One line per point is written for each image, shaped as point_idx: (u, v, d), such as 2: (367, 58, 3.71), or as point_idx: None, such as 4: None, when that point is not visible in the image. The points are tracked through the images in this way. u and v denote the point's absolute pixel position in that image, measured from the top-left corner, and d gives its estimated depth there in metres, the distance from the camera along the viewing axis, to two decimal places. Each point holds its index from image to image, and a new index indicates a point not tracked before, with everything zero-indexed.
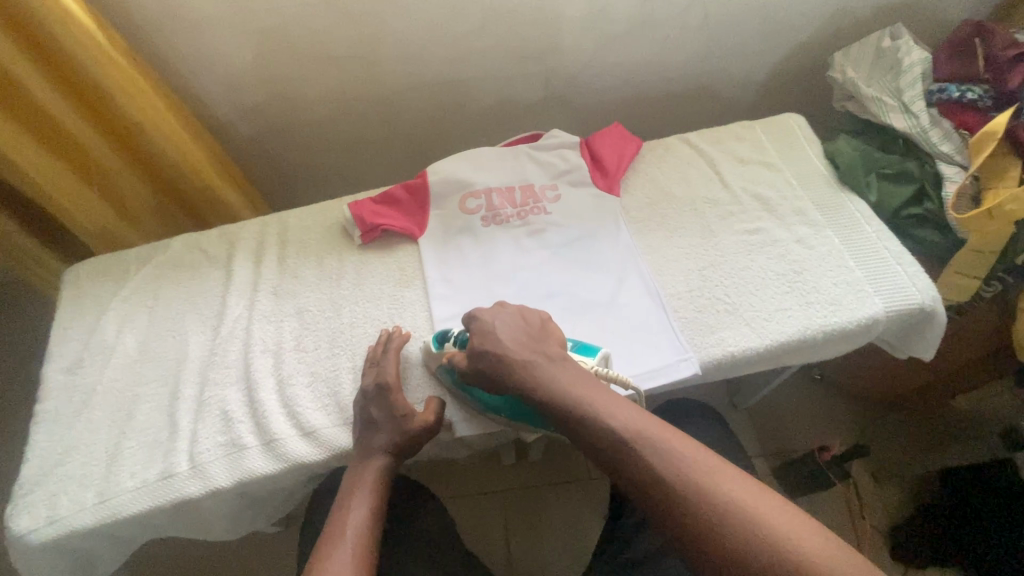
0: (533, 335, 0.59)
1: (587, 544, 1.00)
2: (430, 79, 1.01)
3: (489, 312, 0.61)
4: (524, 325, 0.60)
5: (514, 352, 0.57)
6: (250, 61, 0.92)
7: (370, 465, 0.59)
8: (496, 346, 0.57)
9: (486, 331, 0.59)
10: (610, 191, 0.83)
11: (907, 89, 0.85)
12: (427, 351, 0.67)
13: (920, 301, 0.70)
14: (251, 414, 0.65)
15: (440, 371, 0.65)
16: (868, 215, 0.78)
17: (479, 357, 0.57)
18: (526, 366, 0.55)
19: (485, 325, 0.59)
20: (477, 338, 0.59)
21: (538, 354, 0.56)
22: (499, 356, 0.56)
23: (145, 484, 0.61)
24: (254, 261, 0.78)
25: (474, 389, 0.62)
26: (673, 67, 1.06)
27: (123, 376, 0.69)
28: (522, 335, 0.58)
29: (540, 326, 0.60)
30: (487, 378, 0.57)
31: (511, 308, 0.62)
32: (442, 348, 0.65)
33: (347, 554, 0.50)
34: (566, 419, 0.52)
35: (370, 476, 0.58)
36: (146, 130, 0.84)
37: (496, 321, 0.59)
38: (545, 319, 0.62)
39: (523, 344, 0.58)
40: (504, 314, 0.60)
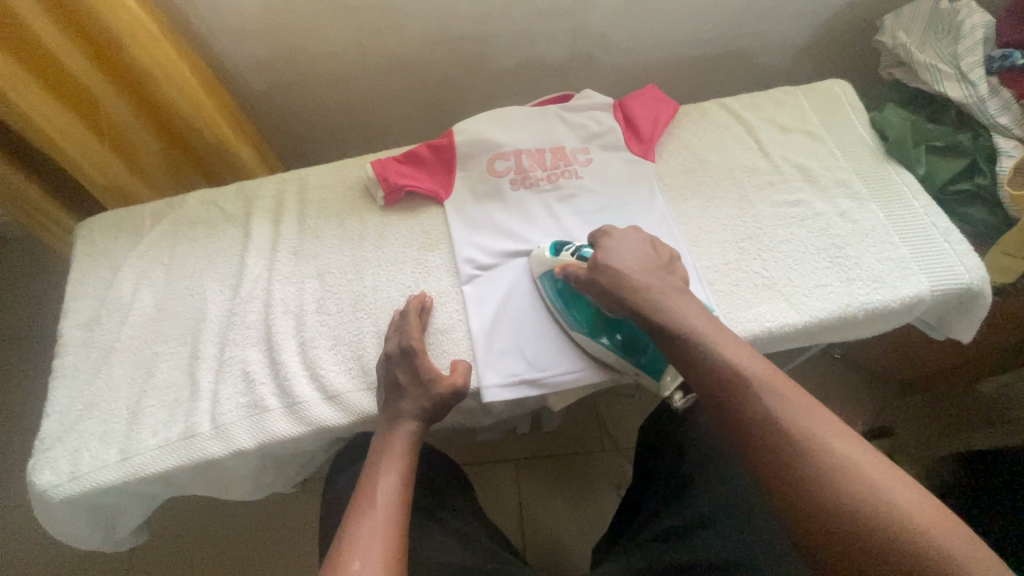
0: (657, 262, 0.59)
1: (601, 514, 1.00)
2: (453, 34, 0.95)
3: (623, 234, 0.61)
4: (653, 254, 0.60)
5: (640, 273, 0.57)
6: (266, 10, 0.87)
7: (399, 430, 0.57)
8: (624, 262, 0.57)
9: (614, 250, 0.59)
10: (645, 156, 0.79)
11: (965, 55, 0.80)
12: (537, 257, 0.67)
13: (968, 281, 0.67)
14: (273, 376, 0.64)
15: (547, 279, 0.65)
16: (915, 190, 0.74)
17: (604, 268, 0.57)
18: (649, 287, 0.55)
19: (613, 244, 0.60)
20: (603, 253, 0.59)
21: (662, 282, 0.56)
22: (623, 272, 0.56)
23: (167, 443, 0.60)
24: (273, 220, 0.76)
25: (573, 303, 0.63)
26: (710, 28, 1.00)
27: (141, 334, 0.67)
28: (651, 260, 0.59)
29: (666, 260, 0.61)
30: (603, 292, 0.57)
31: (643, 236, 0.62)
32: (558, 256, 0.65)
33: (377, 521, 0.49)
34: (679, 342, 0.51)
35: (399, 442, 0.57)
36: (158, 80, 0.80)
37: (625, 244, 0.60)
38: (673, 257, 0.62)
39: (650, 270, 0.57)
40: (636, 239, 0.61)
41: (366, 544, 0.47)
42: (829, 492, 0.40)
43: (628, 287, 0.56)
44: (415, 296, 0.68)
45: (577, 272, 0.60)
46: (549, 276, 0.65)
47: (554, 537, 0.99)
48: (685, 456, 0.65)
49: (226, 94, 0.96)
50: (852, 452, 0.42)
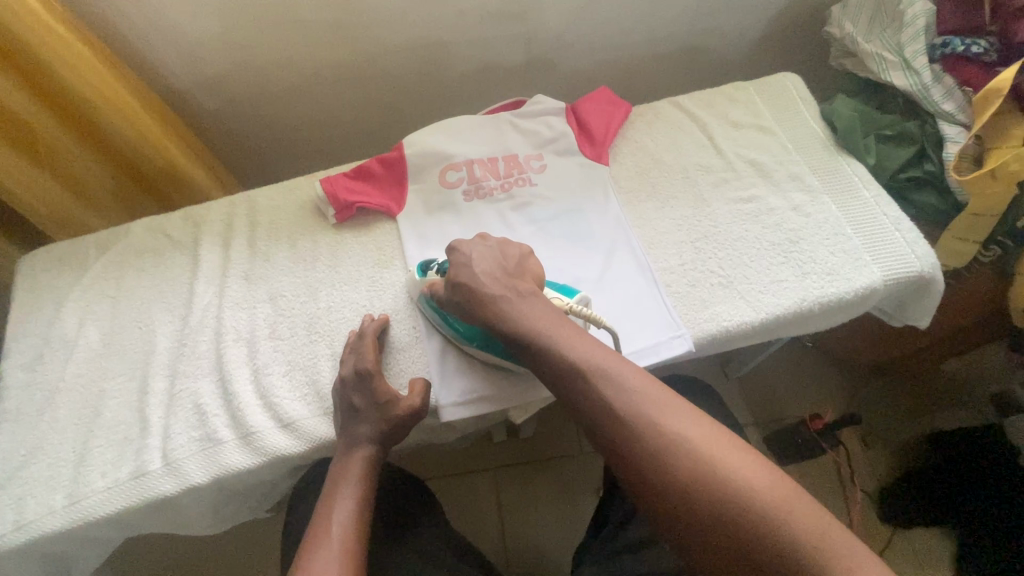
0: (507, 268, 0.58)
1: (580, 517, 1.00)
2: (404, 43, 0.94)
3: (467, 244, 0.59)
4: (501, 260, 0.58)
5: (488, 283, 0.55)
6: (209, 28, 0.85)
7: (354, 457, 0.56)
8: (472, 275, 0.56)
9: (462, 264, 0.57)
10: (599, 160, 0.79)
11: (908, 43, 0.80)
12: (411, 283, 0.67)
13: (919, 268, 0.67)
14: (226, 407, 0.62)
15: (422, 300, 0.65)
16: (866, 179, 0.75)
17: (455, 285, 0.57)
18: (498, 299, 0.54)
19: (461, 258, 0.58)
20: (453, 270, 0.58)
21: (508, 288, 0.55)
22: (473, 287, 0.55)
23: (116, 484, 0.58)
24: (223, 245, 0.74)
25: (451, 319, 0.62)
26: (663, 26, 1.00)
27: (87, 372, 0.65)
28: (499, 267, 0.57)
29: (518, 261, 0.59)
30: (461, 309, 0.56)
31: (490, 243, 0.60)
32: (425, 276, 0.65)
33: (331, 552, 0.48)
34: (533, 355, 0.51)
35: (353, 467, 0.56)
36: (96, 106, 0.77)
37: (472, 253, 0.58)
38: (524, 255, 0.60)
39: (497, 278, 0.56)
40: (482, 245, 0.59)
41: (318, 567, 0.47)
42: (656, 460, 0.42)
43: (480, 301, 0.54)
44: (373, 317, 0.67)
45: (439, 289, 0.60)
46: (423, 299, 0.65)
47: (535, 543, 0.98)
48: None
49: (173, 116, 0.93)
50: (676, 421, 0.43)
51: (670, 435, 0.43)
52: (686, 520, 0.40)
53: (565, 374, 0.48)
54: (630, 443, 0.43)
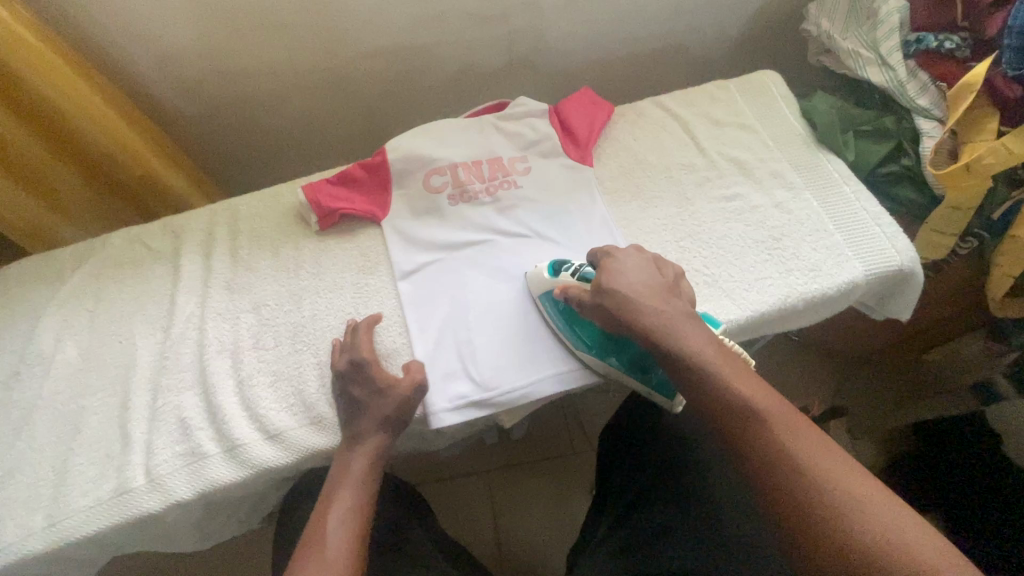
0: (663, 284, 0.57)
1: (573, 518, 1.00)
2: (386, 46, 0.93)
3: (626, 253, 0.60)
4: (657, 275, 0.58)
5: (646, 295, 0.55)
6: (187, 33, 0.84)
7: (360, 452, 0.55)
8: (635, 287, 0.56)
9: (616, 272, 0.58)
10: (583, 161, 0.79)
11: (884, 40, 0.80)
12: (536, 275, 0.66)
13: (900, 262, 0.68)
14: (211, 420, 0.61)
15: (545, 298, 0.65)
16: (846, 175, 0.76)
17: (608, 293, 0.57)
18: (653, 314, 0.54)
19: (616, 266, 0.59)
20: (606, 275, 0.58)
21: (666, 304, 0.55)
22: (626, 296, 0.55)
23: (98, 502, 0.56)
24: (204, 255, 0.73)
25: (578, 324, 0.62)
26: (644, 26, 1.01)
27: (66, 388, 0.63)
28: (657, 282, 0.57)
29: (671, 279, 0.59)
30: (609, 316, 0.56)
31: (647, 256, 0.61)
32: (558, 276, 0.64)
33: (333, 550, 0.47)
34: (697, 386, 0.50)
35: (361, 462, 0.55)
36: (68, 114, 0.75)
37: (628, 265, 0.59)
38: (677, 275, 0.60)
39: (655, 292, 0.56)
40: (639, 259, 0.60)
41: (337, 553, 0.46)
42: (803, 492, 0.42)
43: (633, 310, 0.55)
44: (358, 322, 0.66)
45: (579, 294, 0.60)
46: (548, 298, 0.65)
47: (528, 545, 0.98)
48: (646, 458, 0.65)
49: (150, 123, 0.92)
50: (827, 460, 0.43)
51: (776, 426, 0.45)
52: (784, 513, 0.42)
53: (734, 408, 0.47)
54: (788, 480, 0.43)
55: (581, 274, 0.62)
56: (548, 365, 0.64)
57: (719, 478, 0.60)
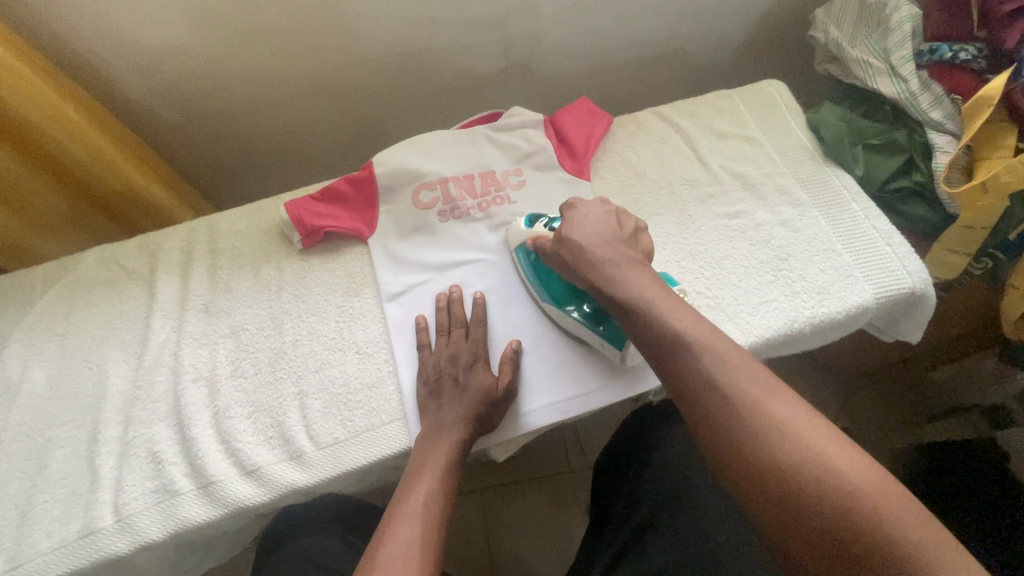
0: (621, 234, 0.56)
1: (570, 539, 0.97)
2: (376, 53, 0.90)
3: (585, 205, 0.59)
4: (617, 226, 0.57)
5: (598, 243, 0.54)
6: (168, 42, 0.80)
7: (443, 442, 0.53)
8: (584, 235, 0.55)
9: (575, 222, 0.57)
10: (580, 175, 0.75)
11: (895, 48, 0.77)
12: (513, 229, 0.68)
13: (912, 285, 0.65)
14: (184, 454, 0.58)
15: (519, 251, 0.66)
16: (855, 192, 0.73)
17: (559, 239, 0.57)
18: (604, 263, 0.53)
19: (574, 217, 0.58)
20: (564, 225, 0.57)
21: (619, 252, 0.53)
22: (580, 245, 0.55)
23: (63, 544, 0.53)
24: (182, 276, 0.69)
25: (546, 275, 0.63)
26: (644, 32, 0.97)
27: (33, 419, 0.60)
28: (614, 232, 0.56)
29: (631, 230, 0.57)
30: (565, 266, 0.56)
31: (610, 208, 0.59)
32: (533, 226, 0.65)
33: (411, 534, 0.46)
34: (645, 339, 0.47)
35: (443, 452, 0.53)
36: (44, 129, 0.72)
37: (587, 216, 0.57)
38: (640, 228, 0.58)
39: (609, 240, 0.55)
40: (600, 210, 0.58)
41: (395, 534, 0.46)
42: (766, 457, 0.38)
43: (581, 256, 0.54)
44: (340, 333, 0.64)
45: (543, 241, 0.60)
46: (523, 249, 0.66)
47: (523, 568, 0.95)
48: (643, 487, 0.59)
49: (128, 132, 0.88)
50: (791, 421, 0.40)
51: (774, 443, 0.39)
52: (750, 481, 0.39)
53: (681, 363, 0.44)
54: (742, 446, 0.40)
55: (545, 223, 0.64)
56: (542, 395, 0.60)
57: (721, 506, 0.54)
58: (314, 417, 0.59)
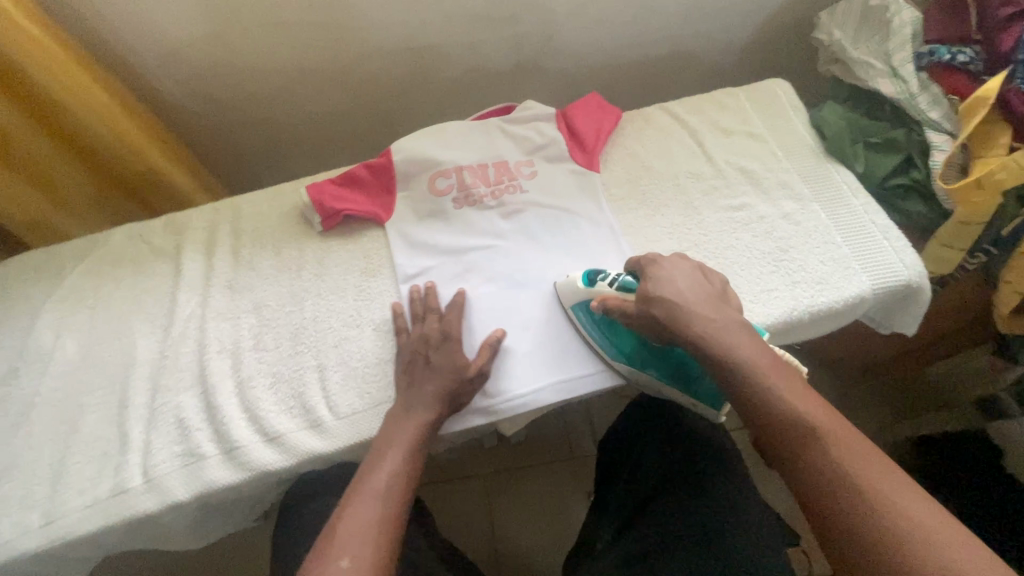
0: (710, 288, 0.56)
1: (572, 523, 0.99)
2: (393, 46, 0.93)
3: (669, 261, 0.58)
4: (704, 282, 0.57)
5: (695, 301, 0.53)
6: (194, 31, 0.84)
7: (406, 425, 0.56)
8: (686, 298, 0.54)
9: (663, 279, 0.56)
10: (590, 167, 0.78)
11: (895, 51, 0.80)
12: (569, 284, 0.65)
13: (907, 276, 0.68)
14: (209, 421, 0.60)
15: (579, 308, 0.64)
16: (855, 188, 0.75)
17: (657, 306, 0.54)
18: (707, 322, 0.52)
19: (663, 273, 0.57)
20: (653, 283, 0.56)
21: (718, 311, 0.53)
22: (677, 304, 0.53)
23: (95, 502, 0.56)
24: (206, 254, 0.72)
25: (615, 338, 0.62)
26: (652, 32, 1.00)
27: (64, 386, 0.63)
28: (704, 289, 0.55)
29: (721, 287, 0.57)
30: (658, 325, 0.55)
31: (692, 264, 0.59)
32: (594, 285, 0.63)
33: (370, 512, 0.48)
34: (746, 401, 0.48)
35: (404, 435, 0.55)
36: (76, 111, 0.75)
37: (672, 271, 0.57)
38: (726, 283, 0.58)
39: (705, 299, 0.54)
40: (684, 266, 0.58)
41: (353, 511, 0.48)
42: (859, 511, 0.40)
43: (681, 318, 0.53)
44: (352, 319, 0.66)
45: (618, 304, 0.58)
46: (582, 308, 0.64)
47: (525, 550, 0.97)
48: (648, 464, 0.67)
49: (153, 118, 0.91)
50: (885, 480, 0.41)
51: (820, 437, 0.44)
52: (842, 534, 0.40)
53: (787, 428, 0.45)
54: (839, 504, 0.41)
55: (621, 287, 0.60)
56: (549, 374, 0.63)
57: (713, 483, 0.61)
58: (333, 389, 0.62)
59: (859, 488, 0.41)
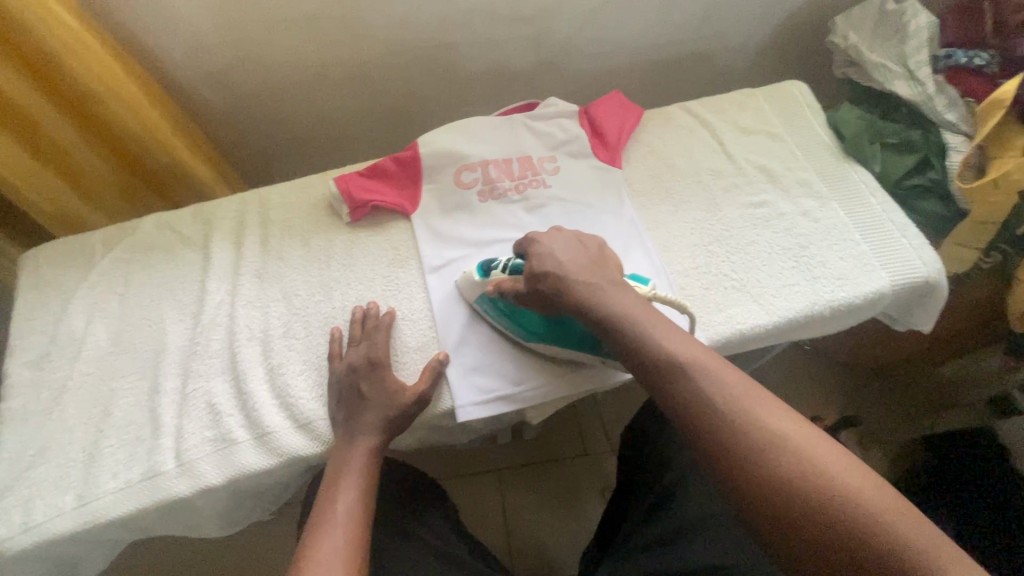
0: (590, 255, 0.59)
1: (587, 518, 1.00)
2: (417, 43, 0.94)
3: (546, 236, 0.61)
4: (583, 250, 0.60)
5: (576, 271, 0.57)
6: (221, 25, 0.85)
7: (359, 446, 0.56)
8: (567, 265, 0.57)
9: (545, 254, 0.59)
10: (613, 163, 0.80)
11: (912, 55, 0.82)
12: (466, 278, 0.66)
13: (926, 273, 0.69)
14: (241, 407, 0.61)
15: (482, 299, 0.65)
16: (873, 187, 0.77)
17: (545, 280, 0.57)
18: (586, 290, 0.55)
19: (543, 249, 0.59)
20: (537, 260, 0.59)
21: (600, 278, 0.56)
22: (561, 276, 0.57)
23: (128, 485, 0.56)
24: (234, 243, 0.73)
25: (522, 322, 0.63)
26: (671, 33, 1.02)
27: (95, 370, 0.63)
28: (583, 257, 0.59)
29: (598, 250, 0.61)
30: (548, 299, 0.58)
31: (568, 234, 0.62)
32: (488, 276, 0.64)
33: (338, 540, 0.49)
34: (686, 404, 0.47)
35: (360, 457, 0.55)
36: (104, 102, 0.76)
37: (553, 245, 0.60)
38: (602, 245, 0.62)
39: (584, 267, 0.58)
40: (562, 238, 0.61)
41: (324, 541, 0.49)
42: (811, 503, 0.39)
43: (571, 291, 0.56)
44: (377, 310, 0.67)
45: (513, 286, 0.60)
46: (486, 298, 0.65)
47: (541, 544, 0.98)
48: (672, 446, 0.66)
49: (176, 109, 0.92)
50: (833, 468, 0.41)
51: (791, 461, 0.42)
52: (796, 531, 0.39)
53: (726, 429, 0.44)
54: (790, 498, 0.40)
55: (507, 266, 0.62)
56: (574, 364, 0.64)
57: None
58: None
59: (813, 483, 0.40)
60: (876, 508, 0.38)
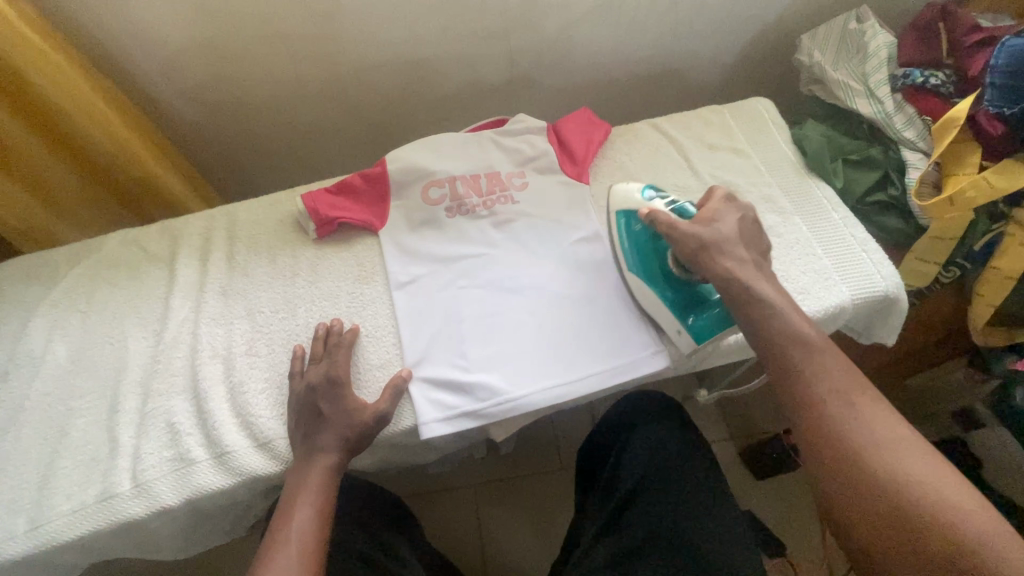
0: (751, 239, 0.63)
1: (560, 530, 1.00)
2: (390, 58, 0.94)
3: (720, 203, 0.66)
4: (745, 229, 0.63)
5: (726, 240, 0.61)
6: (195, 42, 0.85)
7: (316, 466, 0.56)
8: (717, 233, 0.61)
9: (711, 215, 0.64)
10: (580, 178, 0.80)
11: (872, 74, 0.84)
12: (619, 193, 0.69)
13: (884, 287, 0.70)
14: (200, 426, 0.61)
15: (618, 215, 0.68)
16: (834, 202, 0.78)
17: (685, 234, 0.61)
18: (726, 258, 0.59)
19: (711, 210, 0.64)
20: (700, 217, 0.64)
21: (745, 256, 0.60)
22: (712, 233, 0.61)
23: (82, 506, 0.56)
24: (201, 260, 0.73)
25: (648, 256, 0.66)
26: (642, 50, 1.03)
27: (54, 389, 0.63)
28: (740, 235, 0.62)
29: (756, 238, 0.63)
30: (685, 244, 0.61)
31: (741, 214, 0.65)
32: (648, 199, 0.67)
33: (290, 561, 0.50)
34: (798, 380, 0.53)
35: (316, 476, 0.56)
36: (73, 118, 0.76)
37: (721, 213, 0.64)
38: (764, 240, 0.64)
39: (733, 241, 0.61)
40: (732, 211, 0.65)
41: (276, 562, 0.50)
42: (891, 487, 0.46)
43: (709, 249, 0.60)
44: (340, 326, 0.67)
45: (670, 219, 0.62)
46: (622, 213, 0.68)
47: (514, 557, 0.98)
48: (628, 464, 0.68)
49: (149, 126, 0.91)
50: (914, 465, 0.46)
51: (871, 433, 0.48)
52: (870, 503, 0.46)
53: (828, 415, 0.50)
54: (870, 477, 0.47)
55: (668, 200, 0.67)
56: (536, 380, 0.64)
57: (688, 498, 0.63)
58: None
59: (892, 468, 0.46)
60: (946, 499, 0.44)
